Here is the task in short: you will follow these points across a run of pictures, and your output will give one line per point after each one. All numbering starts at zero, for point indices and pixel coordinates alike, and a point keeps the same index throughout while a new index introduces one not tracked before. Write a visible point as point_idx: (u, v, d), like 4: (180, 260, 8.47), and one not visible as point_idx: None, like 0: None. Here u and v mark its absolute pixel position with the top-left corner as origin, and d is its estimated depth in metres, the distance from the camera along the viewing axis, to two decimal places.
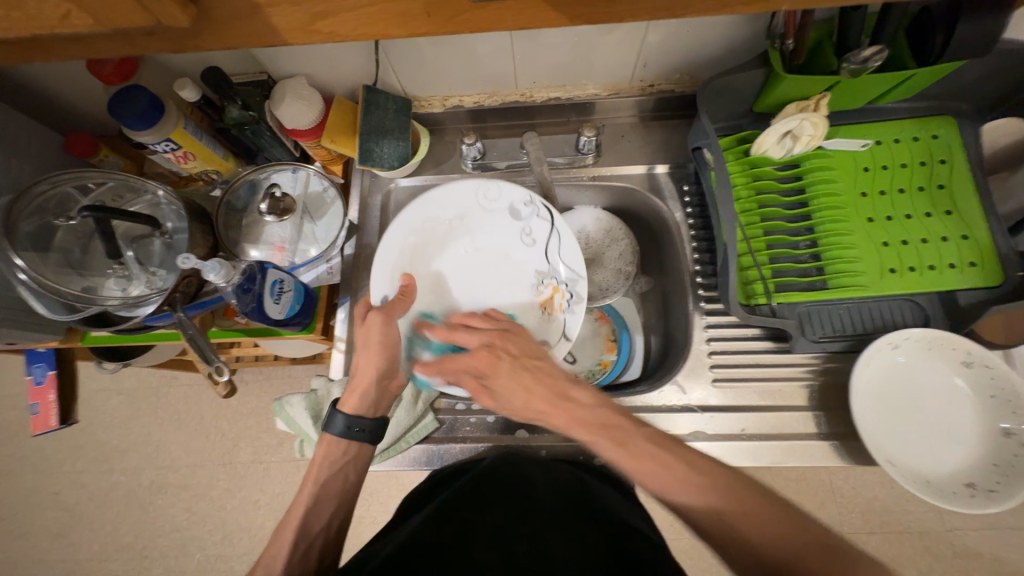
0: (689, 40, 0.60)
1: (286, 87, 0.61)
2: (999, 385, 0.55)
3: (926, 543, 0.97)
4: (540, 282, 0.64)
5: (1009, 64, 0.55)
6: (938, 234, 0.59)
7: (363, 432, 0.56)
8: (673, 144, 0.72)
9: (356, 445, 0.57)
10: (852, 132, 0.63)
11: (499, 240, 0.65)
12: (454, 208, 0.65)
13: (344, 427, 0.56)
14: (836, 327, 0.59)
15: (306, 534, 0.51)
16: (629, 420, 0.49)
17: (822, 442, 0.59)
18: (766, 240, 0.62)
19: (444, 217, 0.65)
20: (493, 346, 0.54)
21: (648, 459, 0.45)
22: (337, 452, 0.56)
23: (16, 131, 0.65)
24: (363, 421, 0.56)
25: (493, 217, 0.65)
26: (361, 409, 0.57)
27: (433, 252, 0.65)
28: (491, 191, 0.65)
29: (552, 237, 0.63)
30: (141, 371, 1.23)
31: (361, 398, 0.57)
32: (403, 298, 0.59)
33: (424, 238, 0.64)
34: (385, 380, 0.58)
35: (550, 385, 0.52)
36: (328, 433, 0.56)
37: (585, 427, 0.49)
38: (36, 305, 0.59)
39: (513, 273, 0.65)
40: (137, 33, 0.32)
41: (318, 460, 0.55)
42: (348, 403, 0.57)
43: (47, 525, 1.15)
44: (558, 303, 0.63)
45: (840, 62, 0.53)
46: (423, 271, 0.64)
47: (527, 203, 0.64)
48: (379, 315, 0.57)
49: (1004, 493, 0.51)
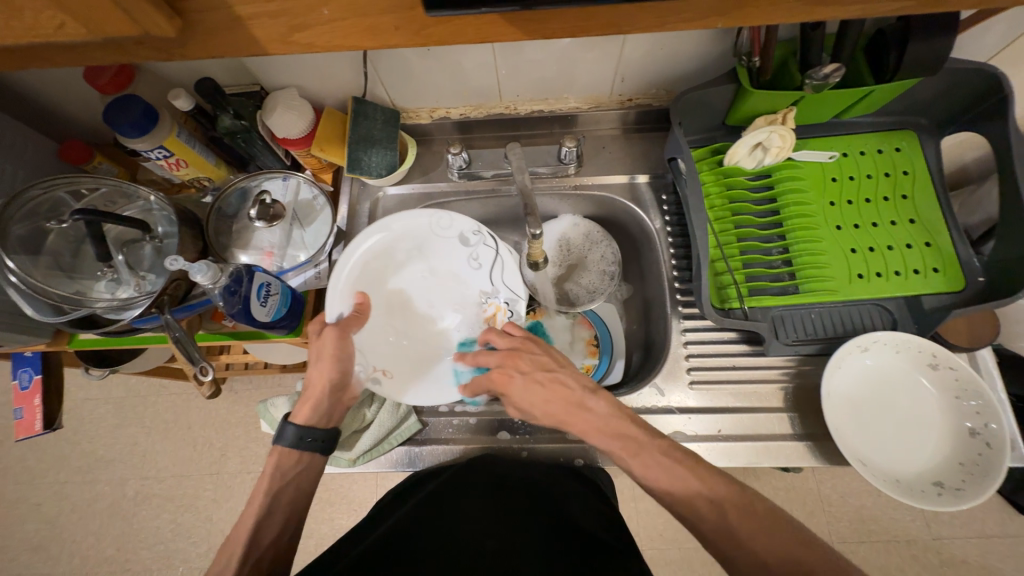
0: (664, 56, 0.63)
1: (278, 97, 0.64)
2: (963, 386, 0.57)
3: (914, 552, 0.97)
4: (484, 301, 0.67)
5: (961, 82, 0.58)
6: (902, 242, 0.62)
7: (316, 442, 0.56)
8: (652, 154, 0.75)
9: (309, 453, 0.56)
10: (819, 144, 0.66)
11: (447, 264, 0.67)
12: (413, 235, 0.66)
13: (294, 438, 0.55)
14: (807, 330, 0.61)
15: (256, 545, 0.50)
16: (646, 430, 0.52)
17: (796, 443, 0.61)
18: (740, 247, 0.64)
19: (401, 244, 0.66)
20: (505, 366, 0.57)
21: (659, 467, 0.48)
22: (289, 461, 0.55)
23: (12, 137, 0.66)
24: (315, 432, 0.56)
25: (443, 242, 0.67)
26: (313, 419, 0.57)
27: (383, 275, 0.65)
28: (443, 217, 0.66)
29: (496, 261, 0.66)
30: (129, 380, 1.22)
31: (314, 410, 0.57)
32: (358, 316, 0.61)
33: (383, 260, 0.65)
34: (338, 394, 0.58)
35: (565, 396, 0.54)
36: (279, 445, 0.55)
37: (607, 436, 0.52)
38: (27, 308, 0.59)
39: (458, 293, 0.67)
40: (128, 43, 0.34)
41: (269, 471, 0.54)
42: (300, 414, 0.57)
43: (27, 537, 1.14)
44: (500, 319, 0.66)
45: (803, 78, 0.56)
46: (377, 291, 0.65)
47: (476, 232, 0.66)
48: (334, 330, 0.58)
49: (970, 491, 0.53)
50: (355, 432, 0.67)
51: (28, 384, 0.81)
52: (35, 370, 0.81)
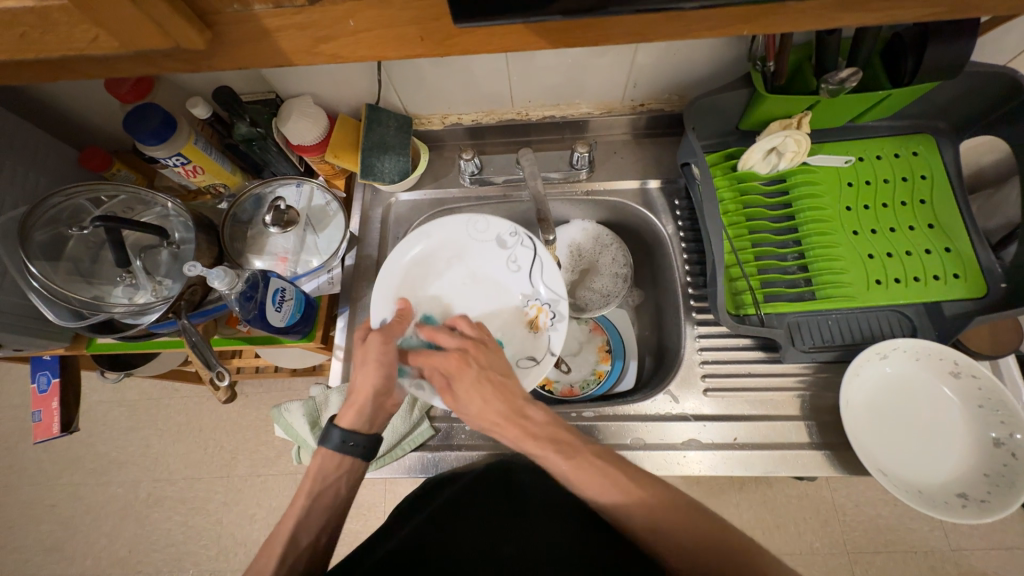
0: (677, 61, 0.63)
1: (293, 105, 0.65)
2: (987, 395, 0.56)
3: (932, 563, 0.95)
4: (525, 303, 0.66)
5: (984, 85, 0.57)
6: (921, 247, 0.61)
7: (358, 447, 0.55)
8: (665, 159, 0.75)
9: (351, 458, 0.56)
10: (834, 149, 0.65)
11: (486, 267, 0.67)
12: (455, 242, 0.67)
13: (339, 441, 0.55)
14: (825, 337, 0.60)
15: (294, 545, 0.50)
16: (579, 438, 0.53)
17: (814, 452, 0.60)
18: (755, 253, 0.63)
19: (444, 252, 0.67)
20: (465, 353, 0.56)
21: (592, 473, 0.49)
22: (332, 464, 0.55)
23: (35, 145, 0.68)
24: (358, 436, 0.55)
25: (481, 246, 0.67)
26: (356, 424, 0.56)
27: (426, 283, 0.66)
28: (479, 222, 0.67)
29: (536, 262, 0.66)
30: (142, 383, 1.24)
31: (357, 416, 0.56)
32: (400, 319, 0.60)
33: (424, 267, 0.67)
34: (382, 399, 0.56)
35: (508, 399, 0.54)
36: (323, 447, 0.55)
37: (540, 442, 0.52)
38: (47, 312, 0.61)
39: (500, 297, 0.66)
40: (156, 55, 0.35)
41: (313, 472, 0.54)
42: (345, 418, 0.56)
43: (41, 538, 1.15)
44: (543, 321, 0.65)
45: (819, 82, 0.55)
46: (420, 298, 0.65)
47: (513, 233, 0.66)
48: (378, 336, 0.57)
49: (995, 503, 0.51)
50: None
51: (46, 387, 0.82)
52: (53, 373, 0.82)
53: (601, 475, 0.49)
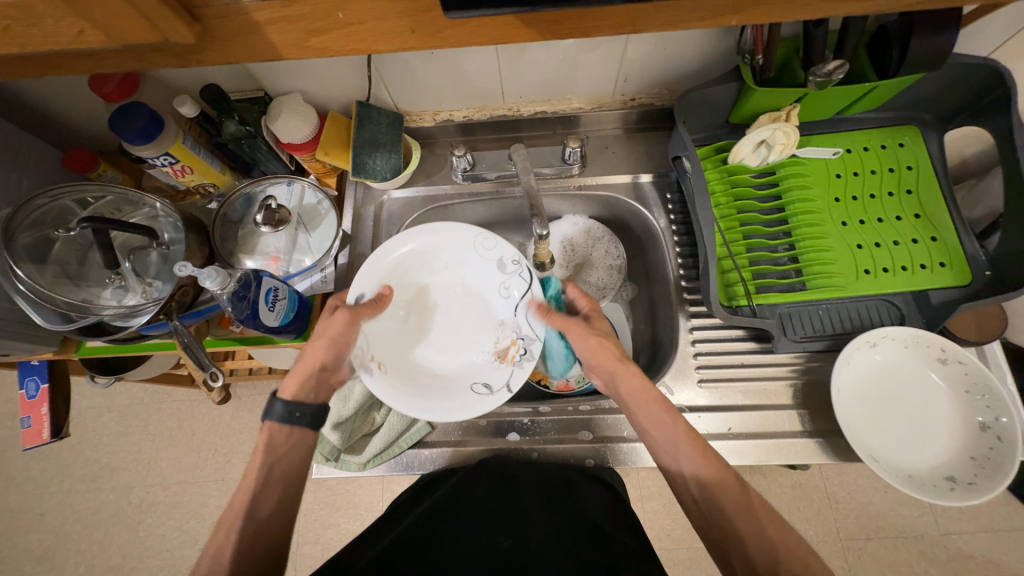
0: (667, 56, 0.63)
1: (282, 103, 0.64)
2: (973, 380, 0.57)
3: (922, 548, 0.97)
4: (502, 332, 0.63)
5: (967, 76, 0.58)
6: (908, 236, 0.62)
7: (304, 417, 0.55)
8: (655, 153, 0.76)
9: (300, 429, 0.55)
10: (822, 141, 0.66)
11: (480, 284, 0.65)
12: (460, 247, 0.65)
13: (283, 413, 0.54)
14: (815, 327, 0.61)
15: (252, 519, 0.49)
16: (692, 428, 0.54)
17: (807, 439, 0.61)
18: (746, 245, 0.64)
19: (446, 252, 0.66)
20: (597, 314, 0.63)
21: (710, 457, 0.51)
22: (280, 436, 0.54)
23: (17, 146, 0.66)
24: (303, 407, 0.55)
25: (481, 262, 0.65)
26: (299, 395, 0.56)
27: (417, 275, 0.65)
28: (487, 237, 0.65)
29: (528, 295, 0.63)
30: (132, 388, 1.22)
31: (302, 385, 0.57)
32: (377, 304, 0.61)
33: (419, 259, 0.65)
34: (328, 373, 0.58)
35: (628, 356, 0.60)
36: (268, 421, 0.54)
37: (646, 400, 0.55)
38: (34, 316, 0.59)
39: (482, 319, 0.65)
40: (144, 50, 0.34)
41: (262, 445, 0.53)
42: (289, 389, 0.56)
43: (31, 547, 1.13)
44: (512, 355, 0.62)
45: (806, 75, 0.56)
46: (402, 285, 0.64)
47: (515, 261, 0.64)
48: (345, 314, 0.58)
49: (983, 484, 0.52)
50: (365, 437, 0.67)
51: (35, 393, 0.82)
52: (42, 378, 0.81)
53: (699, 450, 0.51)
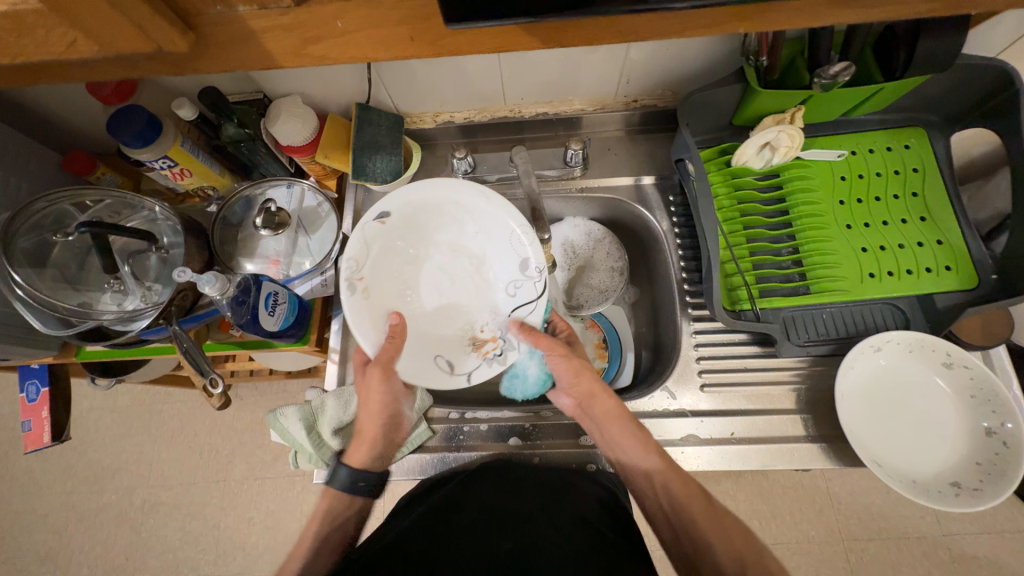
0: (670, 57, 0.62)
1: (281, 105, 0.63)
2: (979, 385, 0.56)
3: (924, 549, 0.97)
4: (487, 324, 0.59)
5: (975, 77, 0.57)
6: (914, 240, 0.61)
7: (368, 485, 0.57)
8: (659, 155, 0.75)
9: (361, 496, 0.58)
10: (827, 143, 0.65)
11: (496, 270, 0.60)
12: (500, 228, 0.59)
13: (347, 481, 0.57)
14: (819, 331, 0.61)
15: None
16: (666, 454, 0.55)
17: (811, 444, 0.60)
18: (750, 248, 0.63)
19: (485, 225, 0.59)
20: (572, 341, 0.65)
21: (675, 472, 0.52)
22: (341, 504, 0.57)
23: (15, 149, 0.66)
24: (368, 475, 0.57)
25: (508, 251, 0.59)
26: (366, 462, 0.58)
27: (447, 229, 0.60)
28: (529, 236, 0.58)
29: (538, 305, 0.59)
30: (134, 389, 1.22)
31: (367, 452, 0.59)
32: (392, 339, 0.55)
33: (452, 210, 0.59)
34: (389, 435, 0.60)
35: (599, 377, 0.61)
36: (331, 487, 0.57)
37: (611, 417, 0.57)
38: (32, 320, 0.59)
39: (476, 301, 0.60)
40: (138, 58, 0.34)
41: (321, 513, 0.56)
42: (355, 456, 0.58)
43: (35, 548, 1.14)
44: (488, 350, 0.59)
45: (812, 77, 0.55)
46: (417, 227, 0.59)
47: (541, 268, 0.58)
48: (377, 369, 0.55)
49: (988, 491, 0.52)
50: None
51: (35, 396, 0.81)
52: (42, 382, 0.80)
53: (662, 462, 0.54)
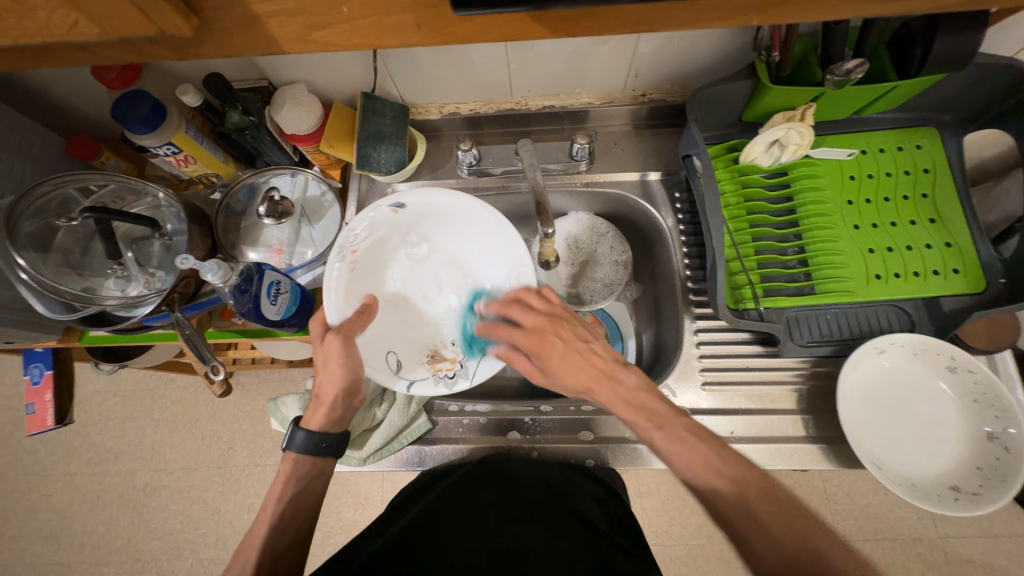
0: (681, 50, 0.61)
1: (286, 92, 0.63)
2: (982, 390, 0.56)
3: (919, 550, 0.97)
4: (451, 343, 0.61)
5: (990, 77, 0.56)
6: (922, 241, 0.60)
7: (326, 448, 0.56)
8: (665, 152, 0.74)
9: (321, 459, 0.57)
10: (837, 142, 0.64)
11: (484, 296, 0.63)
12: (505, 260, 0.62)
13: (306, 443, 0.55)
14: (823, 331, 0.60)
15: (269, 549, 0.50)
16: (669, 408, 0.51)
17: (810, 445, 0.60)
18: (755, 247, 0.63)
19: (492, 251, 0.63)
20: (545, 328, 0.54)
21: (683, 444, 0.48)
22: (303, 467, 0.56)
23: (19, 133, 0.66)
24: (329, 439, 0.56)
25: (501, 285, 0.62)
26: (326, 426, 0.56)
27: (455, 240, 0.64)
28: (526, 276, 0.60)
29: None
30: (136, 374, 1.23)
31: (326, 416, 0.56)
32: (360, 317, 0.57)
33: (468, 228, 0.63)
34: (349, 398, 0.57)
35: (598, 364, 0.52)
36: (291, 450, 0.56)
37: (631, 408, 0.51)
38: (37, 305, 0.60)
39: (453, 318, 0.63)
40: (143, 42, 0.33)
41: (284, 476, 0.55)
42: (314, 420, 0.56)
43: (38, 527, 1.15)
44: (441, 367, 0.60)
45: (824, 73, 0.54)
46: (428, 227, 0.63)
47: None
48: (336, 337, 0.55)
49: (987, 496, 0.52)
50: (366, 432, 0.66)
51: (39, 379, 0.81)
52: (46, 365, 0.81)
53: (692, 447, 0.48)
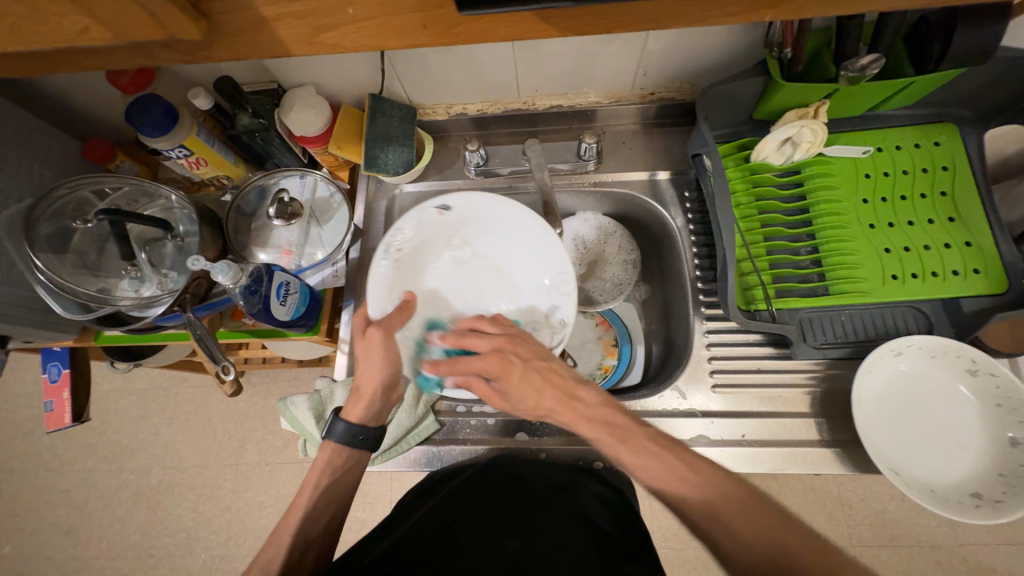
0: (690, 47, 0.60)
1: (295, 95, 0.63)
2: (1005, 394, 0.54)
3: (938, 558, 0.94)
4: None
5: (1013, 71, 0.54)
6: (940, 241, 0.59)
7: (366, 441, 0.56)
8: (674, 150, 0.73)
9: (356, 451, 0.56)
10: (852, 139, 0.63)
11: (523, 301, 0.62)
12: (543, 268, 0.62)
13: (345, 434, 0.55)
14: (837, 333, 0.59)
15: (305, 536, 0.50)
16: (631, 420, 0.50)
17: (824, 449, 0.59)
18: (767, 247, 0.62)
19: (532, 258, 0.62)
20: (503, 351, 0.53)
21: (648, 456, 0.46)
22: (340, 458, 0.55)
23: (37, 137, 0.67)
24: (367, 431, 0.55)
25: (541, 292, 0.62)
26: (365, 418, 0.56)
27: (498, 245, 0.63)
28: (566, 286, 0.61)
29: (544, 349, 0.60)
30: (151, 372, 1.25)
31: (366, 409, 0.56)
32: (402, 311, 0.58)
33: (512, 234, 0.63)
34: (387, 393, 0.56)
35: (558, 383, 0.52)
36: (329, 441, 0.55)
37: (595, 425, 0.49)
38: (54, 306, 0.61)
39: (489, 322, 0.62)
40: (152, 46, 0.34)
41: (321, 464, 0.55)
42: (353, 412, 0.56)
43: (56, 522, 1.18)
44: None
45: (838, 69, 0.53)
46: (471, 230, 0.63)
47: (563, 319, 0.60)
48: (379, 330, 0.55)
49: (1011, 503, 0.50)
50: None
51: (57, 377, 0.83)
52: (64, 364, 0.83)
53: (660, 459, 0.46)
